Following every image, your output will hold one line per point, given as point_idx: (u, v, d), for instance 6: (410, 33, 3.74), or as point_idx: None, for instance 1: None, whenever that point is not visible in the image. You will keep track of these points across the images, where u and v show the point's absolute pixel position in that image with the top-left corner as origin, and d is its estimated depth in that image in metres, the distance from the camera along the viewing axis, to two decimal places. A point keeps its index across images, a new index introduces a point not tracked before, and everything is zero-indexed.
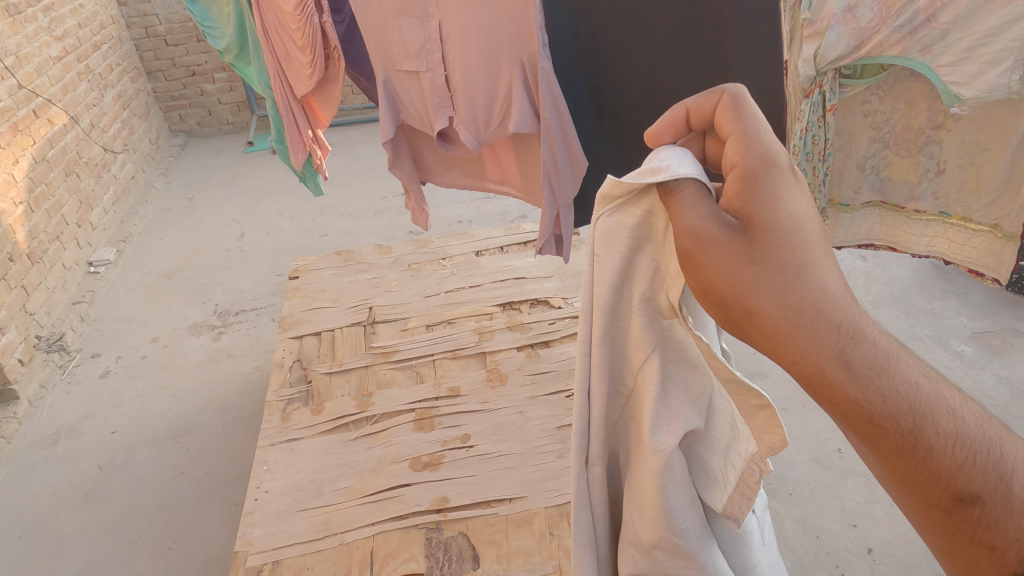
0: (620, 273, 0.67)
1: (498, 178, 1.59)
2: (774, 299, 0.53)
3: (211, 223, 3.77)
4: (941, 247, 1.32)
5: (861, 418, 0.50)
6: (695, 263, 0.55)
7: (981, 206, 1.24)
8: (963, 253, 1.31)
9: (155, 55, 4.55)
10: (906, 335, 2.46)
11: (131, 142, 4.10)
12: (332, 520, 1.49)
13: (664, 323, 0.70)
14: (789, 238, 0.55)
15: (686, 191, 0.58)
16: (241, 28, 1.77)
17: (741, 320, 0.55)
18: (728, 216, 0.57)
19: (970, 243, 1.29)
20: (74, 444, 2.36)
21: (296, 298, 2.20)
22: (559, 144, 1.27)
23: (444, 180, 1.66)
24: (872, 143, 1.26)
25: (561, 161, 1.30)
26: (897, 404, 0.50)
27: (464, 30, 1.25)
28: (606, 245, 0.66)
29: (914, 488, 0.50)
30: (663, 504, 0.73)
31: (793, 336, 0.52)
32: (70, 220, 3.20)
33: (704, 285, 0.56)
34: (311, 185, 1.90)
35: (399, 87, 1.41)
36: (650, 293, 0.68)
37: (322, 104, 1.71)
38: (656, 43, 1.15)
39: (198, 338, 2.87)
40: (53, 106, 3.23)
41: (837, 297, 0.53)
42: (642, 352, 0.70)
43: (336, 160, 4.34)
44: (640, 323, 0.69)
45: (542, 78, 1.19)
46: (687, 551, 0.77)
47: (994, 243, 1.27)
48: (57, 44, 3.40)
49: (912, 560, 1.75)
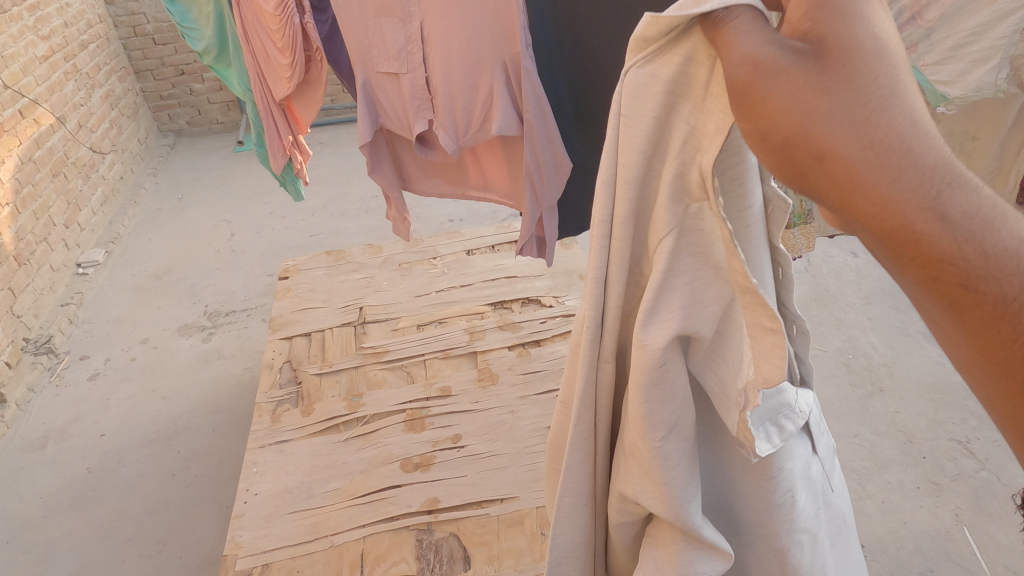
0: (648, 142, 0.56)
1: (482, 184, 1.59)
2: (851, 141, 0.43)
3: (201, 223, 3.75)
4: None
5: (954, 283, 0.41)
6: (755, 102, 0.45)
7: None
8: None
9: (143, 54, 4.51)
10: (897, 332, 2.47)
11: (119, 142, 4.06)
12: (323, 522, 1.48)
13: (692, 208, 0.57)
14: (869, 61, 0.44)
15: (739, 18, 0.46)
16: (221, 29, 1.75)
17: (811, 169, 0.44)
18: (793, 42, 0.45)
19: None
20: (63, 448, 2.34)
21: (286, 298, 2.19)
22: (543, 146, 1.27)
23: (427, 188, 1.65)
24: None
25: (545, 163, 1.30)
26: (1006, 264, 0.40)
27: (445, 30, 1.23)
28: (633, 107, 0.55)
29: (1015, 378, 0.40)
30: (640, 416, 0.64)
31: (873, 185, 0.42)
32: (57, 221, 3.18)
33: (764, 129, 0.45)
34: (291, 190, 1.90)
35: (378, 90, 1.39)
36: (680, 165, 0.55)
37: (300, 109, 1.70)
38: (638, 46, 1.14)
39: (188, 339, 2.85)
40: (40, 106, 3.20)
41: (930, 134, 0.42)
42: (658, 235, 0.59)
43: (327, 159, 4.32)
44: (661, 201, 0.57)
45: (527, 79, 1.19)
46: (657, 481, 0.67)
47: None
48: (43, 44, 3.37)
49: (904, 555, 1.76)
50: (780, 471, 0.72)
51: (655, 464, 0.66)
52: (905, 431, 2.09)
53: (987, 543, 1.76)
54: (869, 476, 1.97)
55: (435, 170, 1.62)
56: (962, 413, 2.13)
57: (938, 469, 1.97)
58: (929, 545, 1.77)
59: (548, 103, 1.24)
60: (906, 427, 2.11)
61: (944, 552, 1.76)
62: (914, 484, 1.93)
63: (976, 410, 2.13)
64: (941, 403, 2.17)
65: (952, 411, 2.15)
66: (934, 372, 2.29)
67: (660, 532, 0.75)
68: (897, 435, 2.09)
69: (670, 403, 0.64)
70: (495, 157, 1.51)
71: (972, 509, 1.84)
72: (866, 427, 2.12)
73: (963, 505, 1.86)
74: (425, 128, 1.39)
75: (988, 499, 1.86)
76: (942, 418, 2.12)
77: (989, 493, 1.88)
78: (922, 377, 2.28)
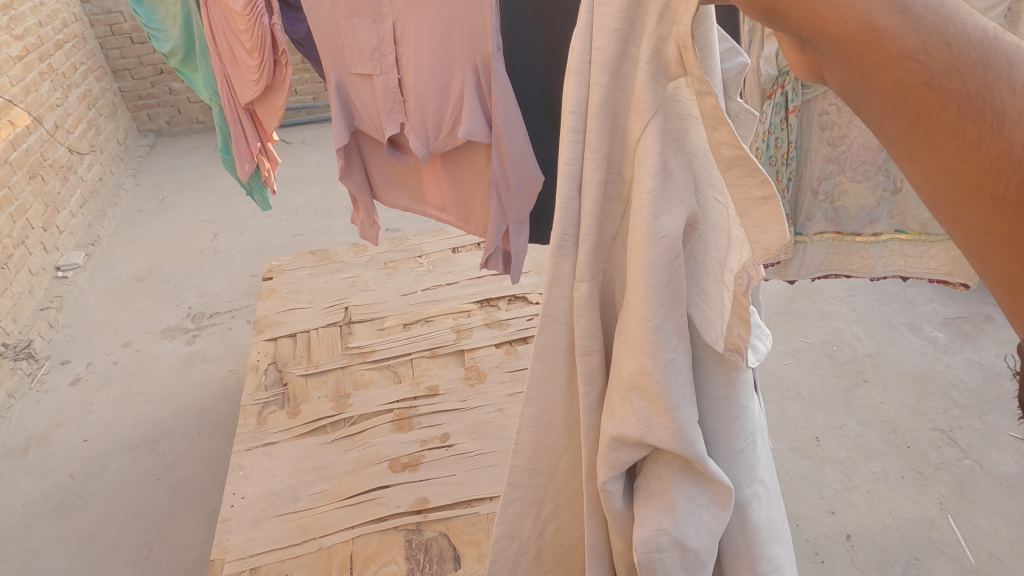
0: (623, 21, 0.55)
1: (440, 205, 1.57)
2: None
3: (182, 224, 3.71)
4: (899, 265, 1.40)
5: (916, 83, 0.41)
6: None
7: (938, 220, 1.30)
8: (920, 266, 1.39)
9: (121, 53, 4.45)
10: (881, 323, 2.49)
11: (97, 143, 4.00)
12: (310, 524, 1.47)
13: (670, 87, 0.56)
14: None
15: None
16: (188, 30, 1.73)
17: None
18: None
19: (927, 255, 1.37)
20: (45, 454, 2.31)
21: (271, 299, 2.16)
22: (513, 157, 1.28)
23: (394, 199, 1.65)
24: (827, 162, 1.31)
25: (512, 174, 1.31)
26: (966, 54, 0.40)
27: (417, 32, 1.23)
28: None
29: (978, 186, 0.41)
30: (648, 321, 0.60)
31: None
32: (35, 224, 3.12)
33: None
34: (257, 199, 1.89)
35: (353, 91, 1.40)
36: (657, 41, 0.53)
37: (264, 117, 1.68)
38: None
39: (171, 341, 2.81)
40: (15, 106, 3.14)
41: None
42: (641, 120, 0.56)
43: (310, 158, 4.28)
44: (640, 81, 0.55)
45: (498, 84, 1.19)
46: (664, 408, 0.62)
47: (950, 251, 1.35)
48: (17, 44, 3.31)
49: (890, 544, 1.78)
50: (744, 412, 0.72)
51: (662, 380, 0.61)
52: (890, 422, 2.11)
53: (970, 530, 1.78)
54: (855, 466, 1.99)
55: (402, 181, 1.61)
56: (945, 403, 2.15)
57: (923, 458, 1.99)
58: (914, 534, 1.79)
59: (519, 111, 1.24)
60: (890, 418, 2.13)
61: (929, 540, 1.78)
62: (899, 473, 1.95)
63: (958, 400, 2.16)
64: (925, 393, 2.20)
65: (935, 400, 2.17)
66: (917, 363, 2.31)
67: (659, 477, 0.70)
68: (881, 425, 2.11)
69: (670, 307, 0.61)
70: (450, 179, 1.50)
71: (956, 497, 1.87)
72: (852, 419, 2.14)
73: (947, 494, 1.88)
74: (398, 131, 1.39)
75: (970, 487, 1.89)
76: (925, 408, 2.15)
77: (972, 481, 1.90)
78: (906, 367, 2.30)
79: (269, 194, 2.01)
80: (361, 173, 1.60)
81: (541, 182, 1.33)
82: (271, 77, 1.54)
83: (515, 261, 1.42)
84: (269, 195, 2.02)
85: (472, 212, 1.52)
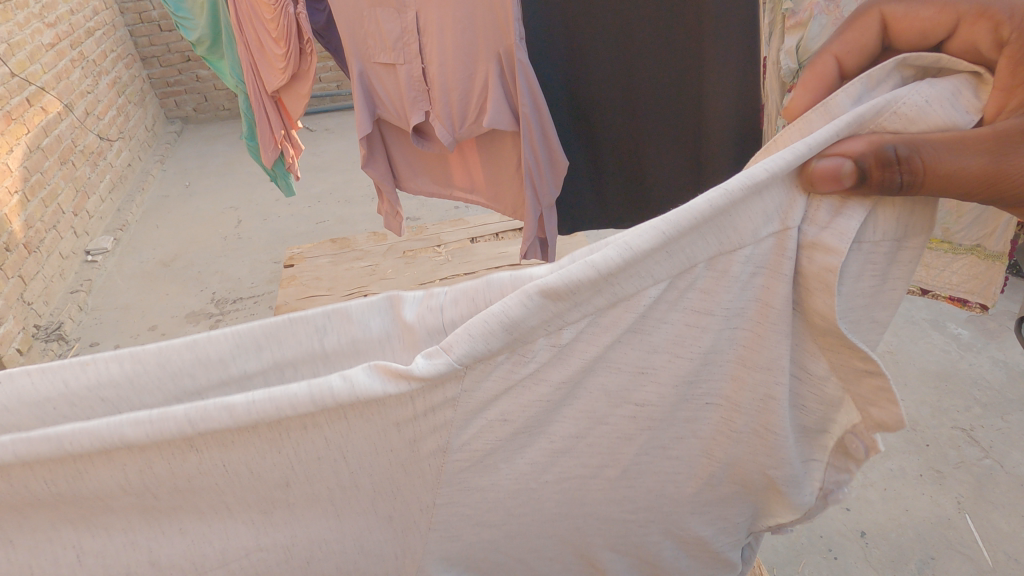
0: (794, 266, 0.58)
1: (467, 186, 1.60)
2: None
3: (207, 210, 3.77)
4: (920, 275, 1.24)
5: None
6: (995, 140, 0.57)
7: (960, 226, 1.15)
8: (942, 281, 1.20)
9: (149, 41, 4.53)
10: (903, 319, 2.47)
11: (126, 129, 4.08)
12: None
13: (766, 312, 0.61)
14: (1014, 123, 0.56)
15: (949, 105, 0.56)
16: (215, 19, 1.77)
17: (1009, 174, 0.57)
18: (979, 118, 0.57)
19: (949, 267, 1.18)
20: None
21: (292, 286, 2.20)
22: (540, 142, 1.32)
23: (416, 185, 1.67)
24: None
25: (542, 159, 1.34)
26: None
27: (440, 21, 1.26)
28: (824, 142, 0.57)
29: None
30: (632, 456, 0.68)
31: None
32: (66, 209, 3.20)
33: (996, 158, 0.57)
34: (283, 184, 1.92)
35: (375, 80, 1.42)
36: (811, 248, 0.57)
37: (289, 104, 1.70)
38: (629, 34, 1.20)
39: (196, 326, 2.87)
40: (47, 93, 3.21)
41: None
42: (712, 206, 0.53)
43: (333, 146, 4.32)
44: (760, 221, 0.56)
45: (520, 70, 1.23)
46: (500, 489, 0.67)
47: (976, 266, 1.15)
48: (50, 31, 3.38)
49: (905, 543, 1.76)
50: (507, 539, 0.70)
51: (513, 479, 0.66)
52: (909, 419, 2.09)
53: (988, 531, 1.76)
54: (872, 464, 1.98)
55: (425, 168, 1.64)
56: (966, 401, 2.12)
57: (941, 457, 1.96)
58: (930, 532, 1.78)
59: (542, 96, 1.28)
60: (909, 415, 2.11)
61: (945, 540, 1.76)
62: (917, 472, 1.93)
63: (980, 398, 2.13)
64: (945, 391, 2.17)
65: (956, 398, 2.14)
66: (940, 360, 2.28)
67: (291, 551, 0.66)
68: None
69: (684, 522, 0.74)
70: (481, 161, 1.53)
71: (974, 497, 1.84)
72: None
73: (965, 493, 1.86)
74: (423, 119, 1.42)
75: (990, 487, 1.86)
76: (946, 406, 2.12)
77: (991, 481, 1.88)
78: (927, 364, 2.27)
79: (293, 180, 2.06)
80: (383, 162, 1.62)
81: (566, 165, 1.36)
82: (297, 66, 1.56)
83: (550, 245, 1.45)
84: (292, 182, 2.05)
85: (503, 193, 1.55)
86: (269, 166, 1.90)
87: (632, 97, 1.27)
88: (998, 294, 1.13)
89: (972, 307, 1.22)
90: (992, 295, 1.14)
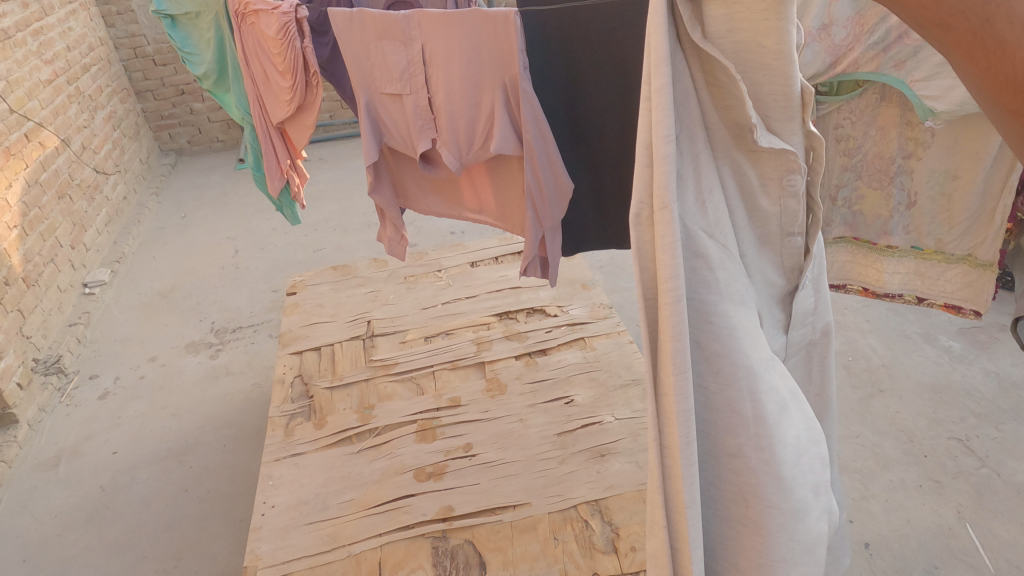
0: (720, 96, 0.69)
1: (477, 208, 1.64)
2: None
3: (204, 241, 3.79)
4: (915, 283, 1.31)
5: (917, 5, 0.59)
6: None
7: (953, 237, 1.23)
8: (937, 288, 1.30)
9: (144, 75, 4.58)
10: (895, 332, 2.52)
11: (121, 162, 4.11)
12: (339, 532, 1.50)
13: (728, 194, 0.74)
14: None
15: None
16: (221, 54, 1.82)
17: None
18: None
19: (944, 277, 1.28)
20: (75, 466, 2.36)
21: (295, 313, 2.22)
22: (544, 167, 1.36)
23: (426, 207, 1.71)
24: (845, 172, 1.25)
25: (545, 184, 1.38)
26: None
27: (445, 53, 1.31)
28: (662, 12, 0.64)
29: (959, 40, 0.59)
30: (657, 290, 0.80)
31: None
32: (64, 242, 3.21)
33: None
34: (287, 213, 1.95)
35: (382, 110, 1.48)
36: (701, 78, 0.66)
37: (293, 135, 1.75)
38: (625, 68, 1.23)
39: (196, 356, 2.88)
40: (44, 129, 3.24)
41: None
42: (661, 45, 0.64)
43: (328, 175, 4.36)
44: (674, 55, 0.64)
45: (525, 99, 1.27)
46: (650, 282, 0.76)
47: (969, 274, 1.24)
48: (47, 68, 3.43)
49: (908, 553, 1.79)
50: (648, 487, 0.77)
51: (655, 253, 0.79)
52: (906, 431, 2.13)
53: (989, 539, 1.79)
54: (872, 475, 2.01)
55: (434, 190, 1.68)
56: (961, 412, 2.17)
57: (939, 467, 2.00)
58: (933, 542, 1.80)
59: (547, 124, 1.32)
60: (906, 427, 2.14)
61: (948, 549, 1.78)
62: (916, 482, 1.97)
63: (975, 409, 2.17)
64: (941, 403, 2.21)
65: (951, 410, 2.18)
66: (933, 372, 2.33)
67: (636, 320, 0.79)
68: (898, 434, 2.12)
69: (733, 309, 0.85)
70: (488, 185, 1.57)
71: (973, 506, 1.88)
72: (868, 428, 2.16)
73: (965, 502, 1.89)
74: (429, 146, 1.46)
75: (989, 496, 1.90)
76: (942, 417, 2.16)
77: (990, 489, 1.91)
78: (921, 376, 2.32)
79: (296, 208, 2.09)
80: (389, 189, 1.66)
81: (571, 189, 1.40)
82: (302, 97, 1.61)
83: (552, 265, 1.49)
84: (295, 210, 2.09)
85: (509, 213, 1.59)
86: (275, 196, 1.93)
87: (628, 128, 1.31)
88: (988, 300, 1.24)
89: (965, 314, 1.30)
90: (984, 303, 1.25)
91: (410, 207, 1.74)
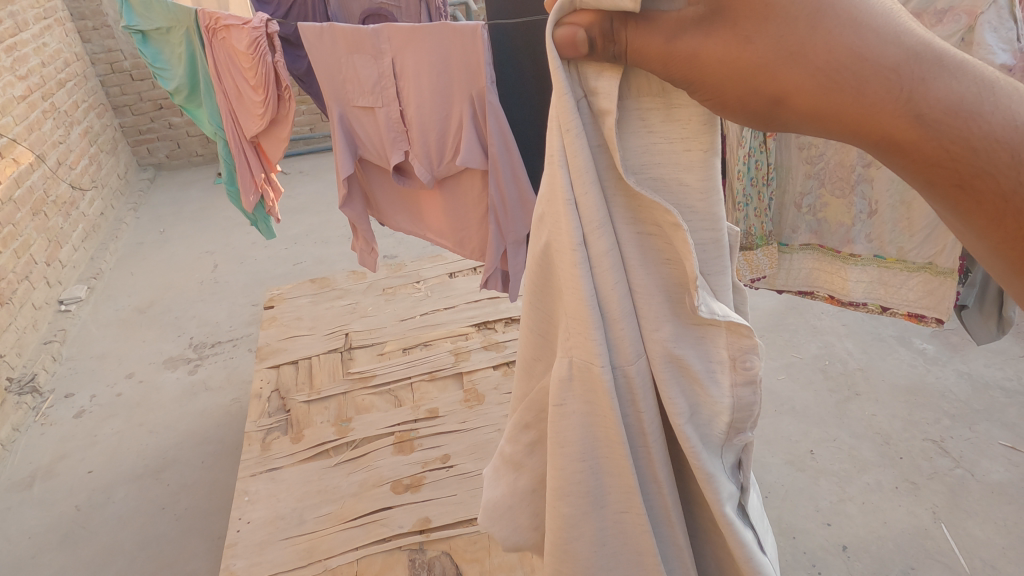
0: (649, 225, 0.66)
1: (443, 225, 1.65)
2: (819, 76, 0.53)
3: (183, 255, 3.77)
4: (879, 293, 1.33)
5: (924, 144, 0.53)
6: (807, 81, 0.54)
7: (913, 244, 1.25)
8: (900, 297, 1.31)
9: (121, 90, 4.56)
10: (870, 336, 2.56)
11: (98, 177, 4.08)
12: (316, 546, 1.48)
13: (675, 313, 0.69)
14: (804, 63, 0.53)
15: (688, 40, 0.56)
16: (192, 69, 1.81)
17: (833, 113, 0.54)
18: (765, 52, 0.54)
19: (907, 285, 1.29)
20: (50, 486, 2.32)
21: (272, 327, 2.20)
22: (509, 182, 1.38)
23: (396, 222, 1.71)
24: (807, 179, 1.29)
25: (509, 198, 1.41)
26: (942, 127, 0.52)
27: (415, 66, 1.32)
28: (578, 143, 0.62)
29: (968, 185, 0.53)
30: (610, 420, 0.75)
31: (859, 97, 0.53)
32: (39, 259, 3.18)
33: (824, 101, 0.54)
34: (262, 227, 1.95)
35: (356, 123, 1.48)
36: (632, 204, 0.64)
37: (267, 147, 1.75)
38: None
39: (174, 371, 2.85)
40: (19, 145, 3.21)
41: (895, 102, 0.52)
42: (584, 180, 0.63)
43: (308, 188, 4.36)
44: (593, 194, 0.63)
45: (492, 113, 1.29)
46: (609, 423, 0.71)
47: (930, 283, 1.26)
48: (21, 84, 3.40)
49: (886, 555, 1.80)
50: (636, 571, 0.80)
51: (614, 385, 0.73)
52: (882, 433, 2.15)
53: (964, 538, 1.81)
54: (849, 478, 2.03)
55: (403, 205, 1.68)
56: (936, 414, 2.20)
57: (915, 469, 2.02)
58: (909, 543, 1.82)
59: (512, 138, 1.34)
60: (882, 430, 2.17)
61: (924, 549, 1.80)
62: (892, 484, 1.99)
63: (949, 410, 2.20)
64: (916, 405, 2.24)
65: (926, 411, 2.21)
66: (908, 375, 2.36)
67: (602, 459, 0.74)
68: (874, 437, 2.14)
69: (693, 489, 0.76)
70: (449, 206, 1.57)
71: (949, 506, 1.90)
72: (844, 431, 2.18)
73: (940, 503, 1.91)
74: (401, 158, 1.47)
75: (963, 496, 1.92)
76: (916, 419, 2.19)
77: (964, 489, 1.94)
78: (896, 379, 2.35)
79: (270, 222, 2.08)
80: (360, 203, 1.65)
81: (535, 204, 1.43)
82: (275, 111, 1.61)
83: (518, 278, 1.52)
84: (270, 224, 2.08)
85: (471, 236, 1.60)
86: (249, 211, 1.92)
87: None
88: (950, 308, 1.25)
89: (927, 323, 1.31)
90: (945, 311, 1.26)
91: (382, 221, 1.75)
